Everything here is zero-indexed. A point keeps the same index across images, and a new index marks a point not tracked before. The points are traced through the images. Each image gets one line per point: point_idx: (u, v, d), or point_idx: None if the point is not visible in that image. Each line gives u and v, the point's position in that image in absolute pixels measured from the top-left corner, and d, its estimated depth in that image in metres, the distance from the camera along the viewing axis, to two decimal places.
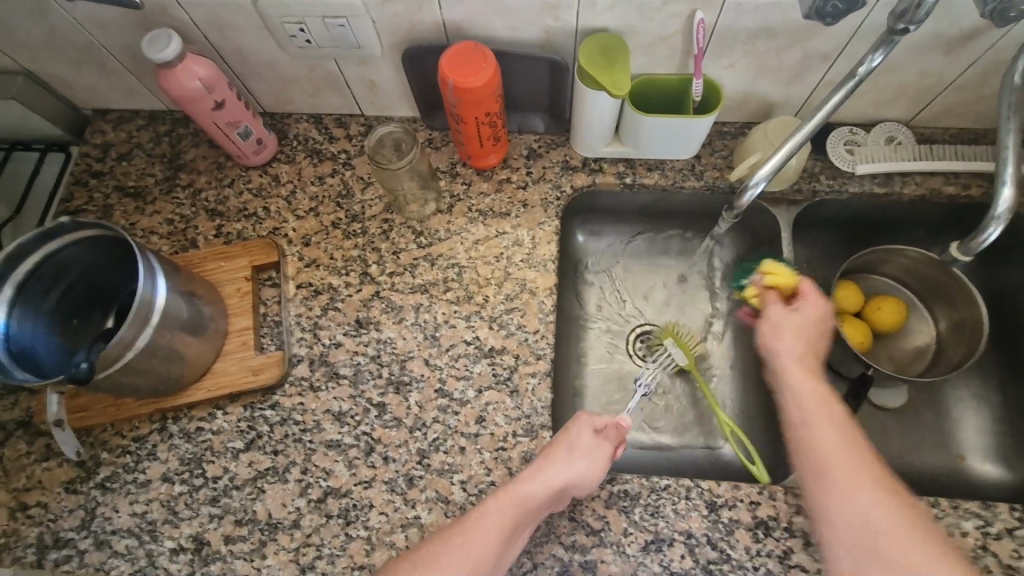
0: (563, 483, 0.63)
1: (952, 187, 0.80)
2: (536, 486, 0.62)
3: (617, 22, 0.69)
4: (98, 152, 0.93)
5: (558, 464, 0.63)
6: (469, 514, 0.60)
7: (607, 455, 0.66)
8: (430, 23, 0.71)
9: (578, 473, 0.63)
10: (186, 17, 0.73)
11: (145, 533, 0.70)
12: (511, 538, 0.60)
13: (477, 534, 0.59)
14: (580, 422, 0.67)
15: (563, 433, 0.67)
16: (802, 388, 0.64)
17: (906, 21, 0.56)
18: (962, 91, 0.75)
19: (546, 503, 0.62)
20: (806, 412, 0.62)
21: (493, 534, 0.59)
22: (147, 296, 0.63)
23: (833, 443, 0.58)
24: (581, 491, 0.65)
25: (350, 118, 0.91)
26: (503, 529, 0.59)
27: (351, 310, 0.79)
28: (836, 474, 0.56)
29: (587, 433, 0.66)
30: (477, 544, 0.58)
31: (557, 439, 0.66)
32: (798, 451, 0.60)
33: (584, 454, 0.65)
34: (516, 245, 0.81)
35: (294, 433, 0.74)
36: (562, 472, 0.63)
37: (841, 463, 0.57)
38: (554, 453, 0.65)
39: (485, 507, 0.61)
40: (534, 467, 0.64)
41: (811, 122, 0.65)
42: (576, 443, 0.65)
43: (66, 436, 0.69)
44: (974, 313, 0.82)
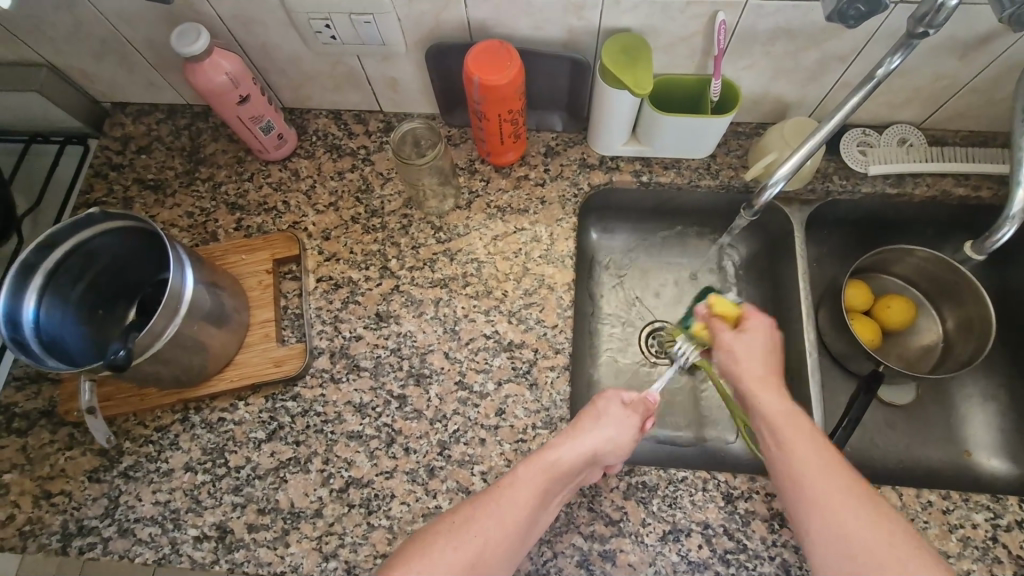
0: (591, 452, 0.64)
1: (963, 189, 0.82)
2: (565, 451, 0.63)
3: (639, 22, 0.70)
4: (118, 145, 0.93)
5: (586, 434, 0.65)
6: (500, 483, 0.61)
7: (637, 425, 0.67)
8: (455, 21, 0.72)
9: (607, 445, 0.65)
10: (212, 12, 0.73)
11: (169, 522, 0.71)
12: (540, 507, 0.61)
13: (505, 500, 0.59)
14: (608, 397, 0.69)
15: (590, 407, 0.68)
16: (771, 406, 0.62)
17: (926, 25, 0.57)
18: (974, 94, 0.77)
19: (578, 470, 0.64)
20: (784, 432, 0.59)
21: (526, 499, 0.60)
22: (177, 287, 0.64)
23: (817, 467, 0.55)
24: (614, 460, 0.66)
25: (369, 114, 0.92)
26: (534, 498, 0.60)
27: (372, 303, 0.80)
28: (827, 503, 0.53)
29: (615, 404, 0.68)
30: (504, 510, 0.58)
31: (585, 411, 0.68)
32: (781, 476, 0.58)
33: (611, 424, 0.66)
34: (534, 241, 0.83)
35: (316, 424, 0.75)
36: (590, 441, 0.64)
37: (829, 489, 0.53)
38: (580, 426, 0.66)
39: (515, 473, 0.62)
40: (561, 437, 0.65)
41: (828, 124, 0.67)
42: (605, 413, 0.67)
43: (99, 424, 0.68)
44: (981, 313, 0.84)
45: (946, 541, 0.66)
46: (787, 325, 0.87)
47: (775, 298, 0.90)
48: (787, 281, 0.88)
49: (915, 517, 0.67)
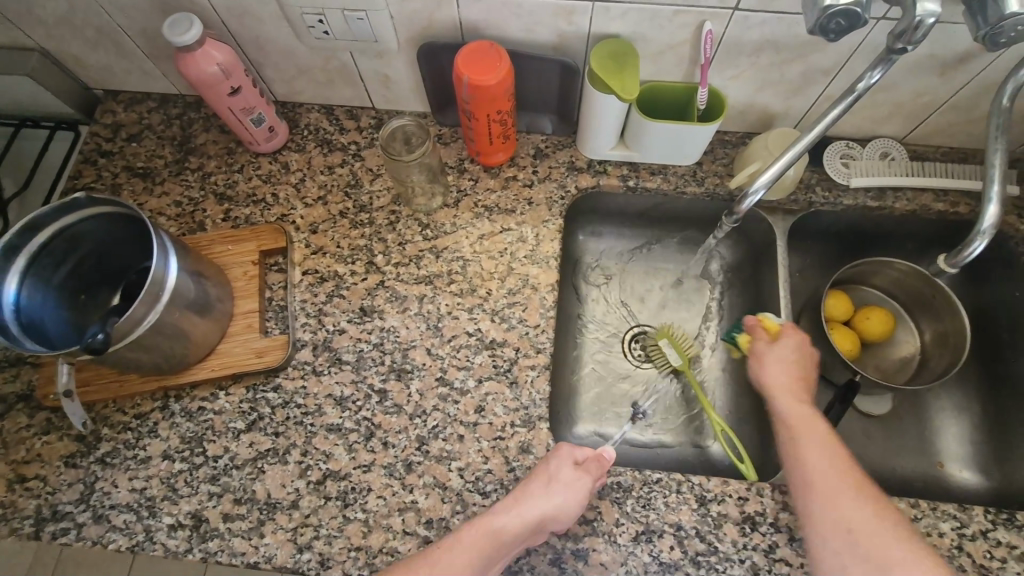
0: (537, 518, 0.63)
1: (942, 204, 0.83)
2: (507, 520, 0.63)
3: (629, 28, 0.71)
4: (108, 132, 0.93)
5: (536, 501, 0.64)
6: (441, 543, 0.62)
7: (586, 488, 0.66)
8: (447, 20, 0.73)
9: (551, 510, 0.64)
10: (206, 3, 0.74)
11: (144, 509, 0.71)
12: (479, 574, 0.60)
13: (441, 564, 0.60)
14: (560, 456, 0.68)
15: (544, 466, 0.68)
16: (798, 411, 0.68)
17: (904, 41, 0.59)
18: (954, 111, 0.78)
19: (523, 537, 0.63)
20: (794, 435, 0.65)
21: (463, 564, 0.60)
22: (159, 274, 0.64)
23: (822, 467, 0.62)
24: (558, 525, 0.65)
25: (361, 110, 0.93)
26: (480, 560, 0.60)
27: (356, 297, 0.81)
28: (827, 497, 0.60)
29: (568, 465, 0.67)
30: (440, 573, 0.59)
31: (536, 472, 0.67)
32: (785, 473, 0.65)
33: (560, 486, 0.65)
34: (520, 241, 0.83)
35: (295, 416, 0.75)
36: (536, 507, 0.63)
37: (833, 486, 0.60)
38: (532, 488, 0.65)
39: (458, 535, 0.62)
40: (510, 504, 0.64)
41: (809, 135, 0.68)
42: (557, 475, 0.66)
43: (74, 407, 0.68)
44: (957, 327, 0.85)
45: None
46: None
47: (756, 305, 0.91)
48: (769, 289, 0.89)
49: None
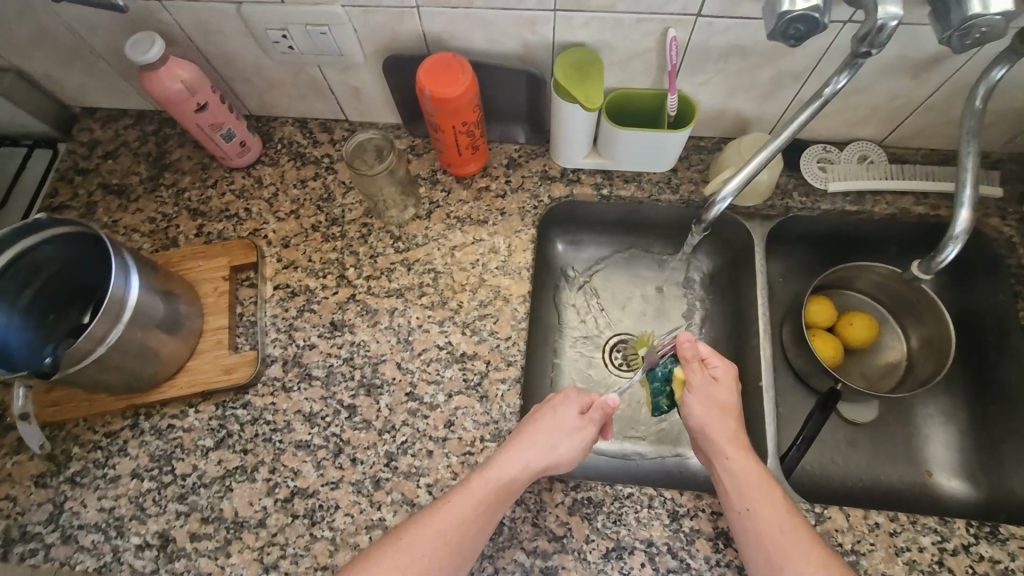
0: (539, 465, 0.64)
1: (921, 208, 0.81)
2: (511, 465, 0.64)
3: (593, 37, 0.70)
4: (85, 150, 0.94)
5: (539, 445, 0.65)
6: (450, 495, 0.63)
7: (592, 434, 0.68)
8: (410, 33, 0.72)
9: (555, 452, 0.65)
10: (171, 21, 0.74)
11: (112, 529, 0.71)
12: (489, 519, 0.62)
13: (453, 515, 0.61)
14: (567, 399, 0.70)
15: (549, 410, 0.69)
16: (735, 464, 0.65)
17: (869, 44, 0.57)
18: (932, 113, 0.76)
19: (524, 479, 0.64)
20: (750, 486, 0.63)
21: (472, 514, 0.62)
22: (120, 293, 0.64)
23: (776, 528, 0.60)
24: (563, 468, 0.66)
25: (335, 123, 0.93)
26: (493, 506, 0.63)
27: (327, 312, 0.80)
28: (795, 560, 0.58)
29: (572, 407, 0.69)
30: (454, 524, 0.61)
31: (541, 414, 0.69)
32: (742, 535, 0.62)
33: (568, 432, 0.67)
34: (492, 252, 0.82)
35: (264, 433, 0.74)
36: (539, 450, 0.65)
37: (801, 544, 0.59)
38: (535, 431, 0.67)
39: (466, 486, 0.63)
40: (516, 446, 0.66)
41: (779, 139, 0.66)
42: (564, 421, 0.67)
43: (32, 431, 0.66)
44: (942, 330, 0.83)
45: (891, 564, 0.65)
46: (747, 342, 0.86)
47: (737, 313, 0.90)
48: (749, 297, 0.87)
49: (862, 539, 0.66)
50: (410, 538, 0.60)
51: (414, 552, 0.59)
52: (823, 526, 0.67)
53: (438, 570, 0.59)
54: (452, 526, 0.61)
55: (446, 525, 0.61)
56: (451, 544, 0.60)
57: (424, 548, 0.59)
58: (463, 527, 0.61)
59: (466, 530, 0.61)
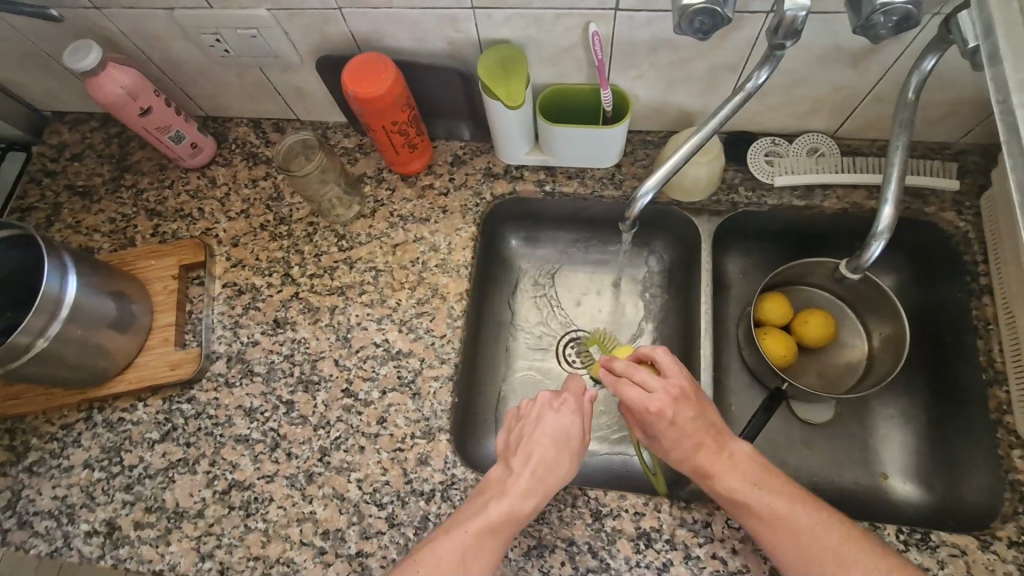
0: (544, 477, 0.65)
1: (873, 202, 0.78)
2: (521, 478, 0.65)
3: (517, 33, 0.69)
4: (53, 152, 0.98)
5: (541, 461, 0.66)
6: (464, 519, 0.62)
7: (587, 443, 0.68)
8: (339, 34, 0.73)
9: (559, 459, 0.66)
10: (113, 28, 0.76)
11: (64, 516, 0.75)
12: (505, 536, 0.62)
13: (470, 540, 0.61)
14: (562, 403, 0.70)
15: (548, 416, 0.69)
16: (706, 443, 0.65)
17: (782, 37, 0.55)
18: (879, 103, 0.73)
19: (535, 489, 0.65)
20: (761, 506, 0.61)
21: (490, 535, 0.62)
22: (55, 293, 0.67)
23: (777, 500, 0.61)
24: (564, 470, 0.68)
25: (287, 122, 0.94)
26: (501, 528, 0.62)
27: (271, 309, 0.82)
28: (814, 530, 0.59)
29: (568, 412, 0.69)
30: (472, 547, 0.61)
31: (538, 421, 0.69)
32: (754, 515, 0.61)
33: (565, 444, 0.67)
34: (432, 250, 0.83)
35: (206, 427, 0.77)
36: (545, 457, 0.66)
37: (836, 544, 0.58)
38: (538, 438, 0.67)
39: (481, 510, 0.63)
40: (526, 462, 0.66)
41: (698, 137, 0.64)
42: (562, 432, 0.68)
43: None
44: (901, 330, 0.81)
45: None
46: (693, 339, 0.85)
47: (686, 310, 0.88)
48: (697, 295, 0.86)
49: None
50: (425, 566, 0.59)
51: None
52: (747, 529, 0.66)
53: None
54: (470, 553, 0.60)
55: (465, 551, 0.60)
56: (467, 569, 0.60)
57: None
58: (475, 554, 0.60)
59: (483, 555, 0.61)
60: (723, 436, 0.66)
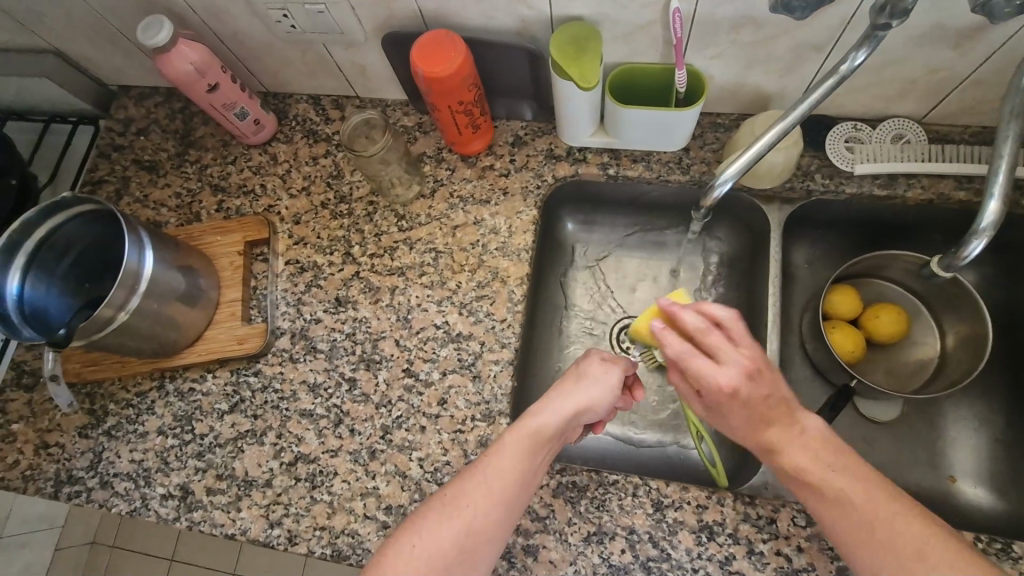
0: (573, 410, 0.66)
1: (963, 193, 0.74)
2: (545, 417, 0.65)
3: (593, 10, 0.66)
4: (121, 127, 1.00)
5: (568, 394, 0.67)
6: (485, 456, 0.63)
7: (616, 379, 0.69)
8: (407, 10, 0.71)
9: (588, 399, 0.67)
10: (182, 3, 0.76)
11: (142, 478, 0.79)
12: (530, 468, 0.63)
13: (491, 472, 0.62)
14: (589, 354, 0.71)
15: (573, 365, 0.71)
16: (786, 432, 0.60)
17: (888, 16, 0.51)
18: (980, 87, 0.68)
19: (561, 429, 0.65)
20: (845, 499, 0.56)
21: (511, 466, 0.62)
22: (134, 267, 0.69)
23: (849, 481, 0.57)
24: (592, 415, 0.68)
25: (346, 100, 0.93)
26: (528, 458, 0.63)
27: (333, 288, 0.83)
28: (883, 514, 0.55)
29: (595, 361, 0.70)
30: (494, 478, 0.62)
31: (567, 371, 0.70)
32: (820, 496, 0.58)
33: (593, 381, 0.68)
34: (492, 233, 0.82)
35: (272, 400, 0.79)
36: (571, 399, 0.66)
37: (916, 534, 0.53)
38: (563, 385, 0.68)
39: (501, 442, 0.64)
40: (552, 394, 0.67)
41: (791, 117, 0.61)
42: (586, 372, 0.69)
43: (60, 389, 0.74)
44: (982, 330, 0.76)
45: None
46: (756, 332, 0.83)
47: (750, 300, 0.85)
48: (763, 284, 0.83)
49: None
50: (449, 498, 0.61)
51: (458, 508, 0.60)
52: (814, 528, 0.65)
53: (486, 522, 0.60)
54: (492, 481, 0.61)
55: (489, 483, 0.61)
56: (492, 498, 0.61)
57: (472, 505, 0.60)
58: (507, 480, 0.62)
59: (507, 484, 0.62)
60: (792, 409, 0.61)
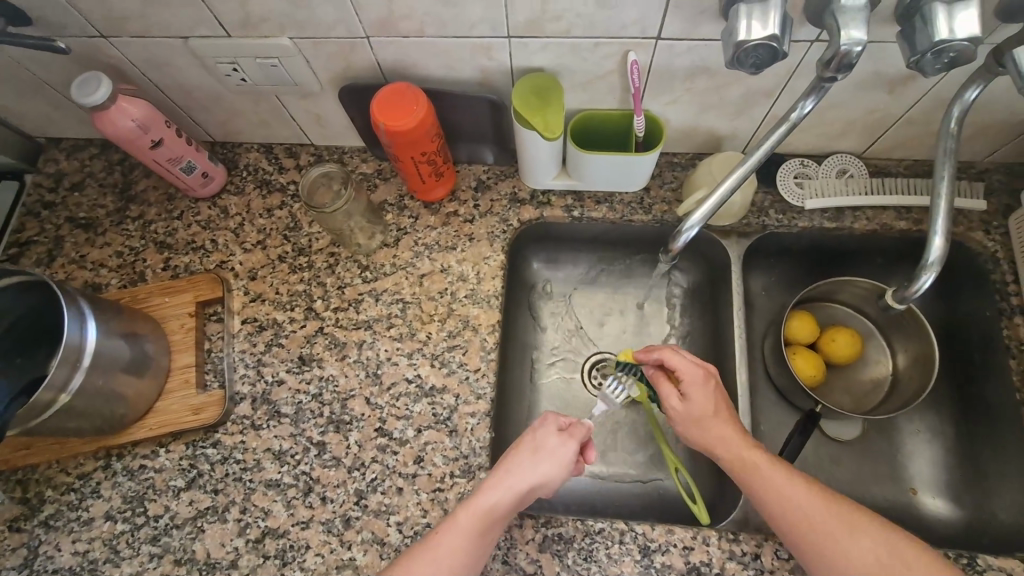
0: (527, 488, 0.63)
1: (903, 223, 0.79)
2: (498, 497, 0.63)
3: (552, 61, 0.67)
4: (51, 182, 0.93)
5: (522, 472, 0.64)
6: (438, 528, 0.62)
7: (571, 454, 0.66)
8: (364, 62, 0.70)
9: (541, 477, 0.64)
10: (121, 56, 0.72)
11: (87, 572, 0.71)
12: (480, 548, 0.61)
13: (442, 551, 0.60)
14: (546, 423, 0.69)
15: (530, 434, 0.68)
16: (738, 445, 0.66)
17: (834, 69, 0.54)
18: (910, 125, 0.74)
19: (513, 508, 0.63)
20: (792, 507, 0.61)
21: (463, 544, 0.61)
22: (76, 341, 0.65)
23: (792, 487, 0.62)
24: (545, 492, 0.65)
25: (300, 148, 0.91)
26: (477, 537, 0.61)
27: (295, 346, 0.79)
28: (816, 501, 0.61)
29: (551, 433, 0.67)
30: (445, 556, 0.60)
31: (523, 439, 0.67)
32: (767, 495, 0.62)
33: (548, 456, 0.66)
34: (460, 280, 0.81)
35: (234, 472, 0.74)
36: (525, 476, 0.64)
37: (847, 517, 0.60)
38: (519, 459, 0.65)
39: (454, 518, 0.62)
40: (508, 472, 0.65)
41: (752, 159, 0.64)
42: (542, 443, 0.67)
43: None
44: (928, 348, 0.81)
45: None
46: (725, 363, 0.84)
47: (716, 331, 0.87)
48: (727, 315, 0.85)
49: None
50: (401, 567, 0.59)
51: None
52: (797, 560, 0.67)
53: None
54: (443, 557, 0.60)
55: (440, 559, 0.60)
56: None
57: None
58: (458, 558, 0.60)
59: (457, 562, 0.60)
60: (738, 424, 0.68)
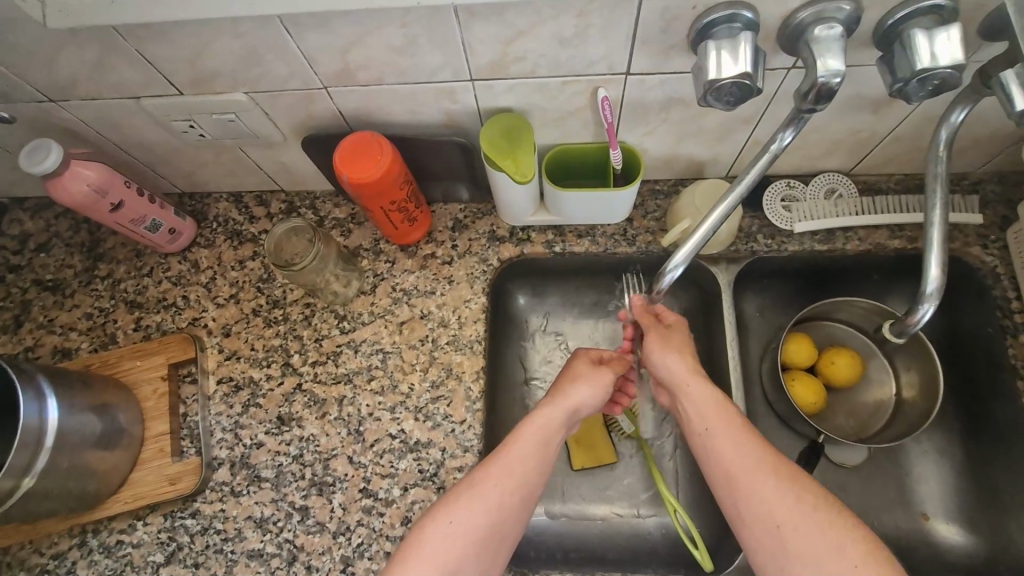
0: (570, 409, 0.65)
1: (897, 241, 0.77)
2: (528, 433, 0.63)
3: (520, 101, 0.64)
4: (15, 244, 0.90)
5: (561, 397, 0.66)
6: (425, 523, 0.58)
7: (609, 380, 0.69)
8: (326, 112, 0.68)
9: (583, 400, 0.67)
10: (73, 118, 0.70)
11: None
12: (503, 512, 0.59)
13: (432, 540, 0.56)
14: (579, 358, 0.72)
15: (567, 369, 0.71)
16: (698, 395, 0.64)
17: (812, 101, 0.51)
18: (897, 143, 0.71)
19: (560, 428, 0.65)
20: (732, 478, 0.57)
21: (463, 525, 0.57)
22: (34, 423, 0.62)
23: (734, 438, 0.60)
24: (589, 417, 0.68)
25: (270, 194, 0.88)
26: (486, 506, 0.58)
27: (273, 405, 0.76)
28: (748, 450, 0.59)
29: (587, 363, 0.71)
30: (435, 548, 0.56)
31: (559, 376, 0.70)
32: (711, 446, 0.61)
33: (586, 380, 0.69)
34: (441, 326, 0.78)
35: (215, 543, 0.71)
36: (568, 399, 0.66)
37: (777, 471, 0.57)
38: (561, 386, 0.68)
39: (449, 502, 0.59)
40: (552, 395, 0.67)
41: (740, 186, 0.59)
42: (577, 372, 0.70)
43: None
44: (932, 368, 0.78)
45: None
46: None
47: (710, 361, 0.84)
48: (720, 345, 0.81)
49: None
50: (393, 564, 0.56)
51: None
52: None
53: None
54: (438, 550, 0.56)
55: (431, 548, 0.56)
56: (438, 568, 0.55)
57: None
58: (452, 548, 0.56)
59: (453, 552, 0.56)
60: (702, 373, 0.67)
